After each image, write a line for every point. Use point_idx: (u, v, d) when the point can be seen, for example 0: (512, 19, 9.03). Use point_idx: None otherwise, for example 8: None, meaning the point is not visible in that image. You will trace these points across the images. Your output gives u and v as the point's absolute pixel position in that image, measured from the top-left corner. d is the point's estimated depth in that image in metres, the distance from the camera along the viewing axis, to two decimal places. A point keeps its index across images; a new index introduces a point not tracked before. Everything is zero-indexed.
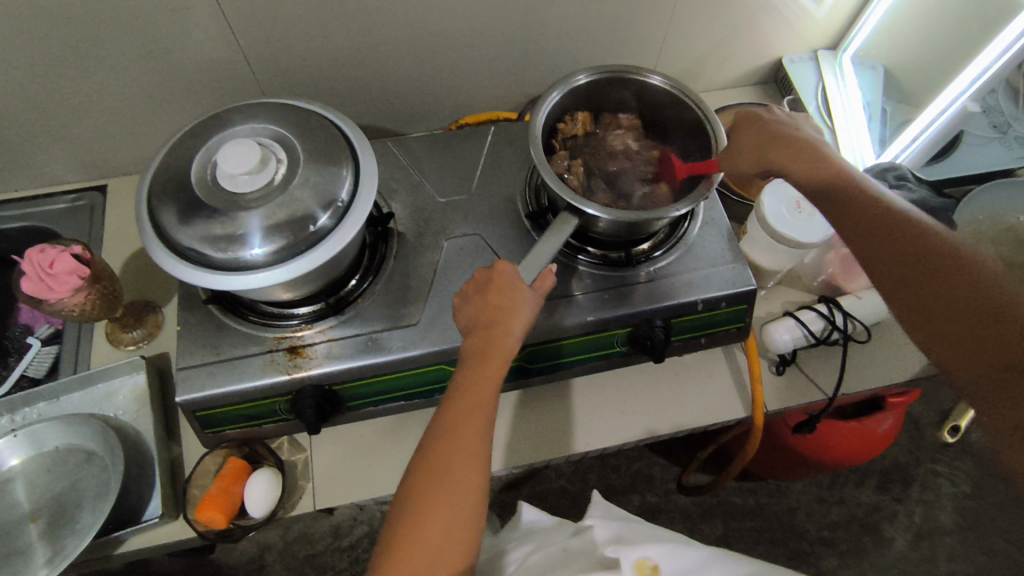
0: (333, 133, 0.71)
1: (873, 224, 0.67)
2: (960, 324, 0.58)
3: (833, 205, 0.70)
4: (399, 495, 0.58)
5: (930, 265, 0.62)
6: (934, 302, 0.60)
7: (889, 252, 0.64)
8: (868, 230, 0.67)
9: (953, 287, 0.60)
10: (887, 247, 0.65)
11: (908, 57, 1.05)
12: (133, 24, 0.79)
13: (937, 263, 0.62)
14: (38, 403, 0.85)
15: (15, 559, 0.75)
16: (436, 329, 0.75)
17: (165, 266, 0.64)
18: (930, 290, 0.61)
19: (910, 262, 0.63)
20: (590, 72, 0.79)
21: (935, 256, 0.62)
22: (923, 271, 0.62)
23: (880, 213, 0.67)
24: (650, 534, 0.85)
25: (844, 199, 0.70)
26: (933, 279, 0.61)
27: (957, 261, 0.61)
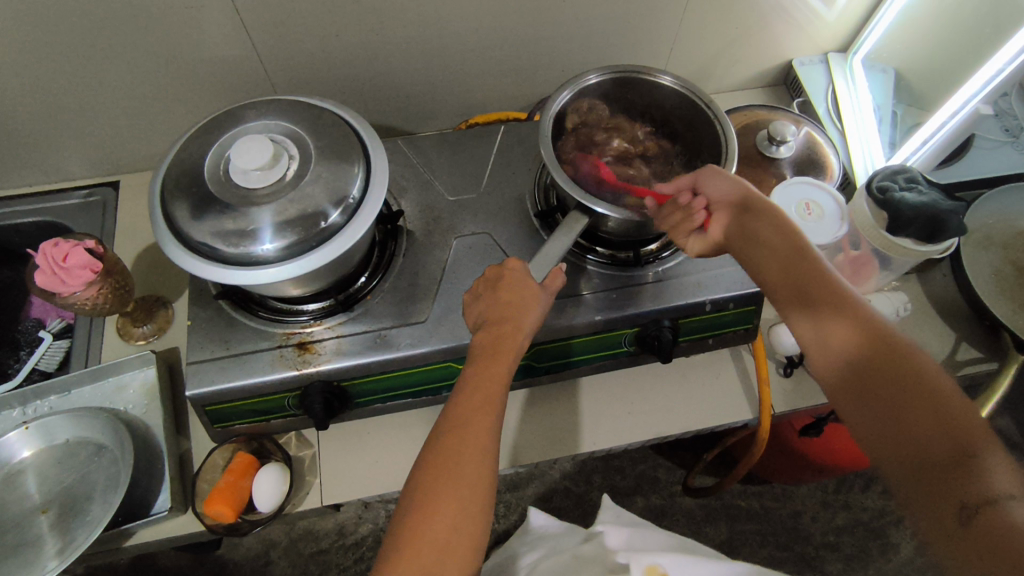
0: (344, 130, 0.71)
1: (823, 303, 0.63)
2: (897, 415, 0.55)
3: (786, 272, 0.67)
4: (407, 490, 0.59)
5: (874, 354, 0.59)
6: (868, 398, 0.57)
7: (835, 334, 0.61)
8: (819, 309, 0.63)
9: (889, 380, 0.57)
10: (835, 328, 0.62)
11: (919, 60, 1.05)
12: (147, 21, 0.80)
13: (880, 353, 0.58)
14: (49, 396, 0.85)
15: (26, 550, 0.76)
16: (445, 327, 0.76)
17: (177, 260, 0.64)
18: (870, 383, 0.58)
19: (852, 350, 0.60)
20: (600, 72, 0.80)
21: (877, 344, 0.59)
22: (863, 359, 0.59)
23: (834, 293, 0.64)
24: (658, 541, 0.85)
25: (799, 269, 0.66)
26: (873, 370, 0.58)
27: (897, 352, 0.58)
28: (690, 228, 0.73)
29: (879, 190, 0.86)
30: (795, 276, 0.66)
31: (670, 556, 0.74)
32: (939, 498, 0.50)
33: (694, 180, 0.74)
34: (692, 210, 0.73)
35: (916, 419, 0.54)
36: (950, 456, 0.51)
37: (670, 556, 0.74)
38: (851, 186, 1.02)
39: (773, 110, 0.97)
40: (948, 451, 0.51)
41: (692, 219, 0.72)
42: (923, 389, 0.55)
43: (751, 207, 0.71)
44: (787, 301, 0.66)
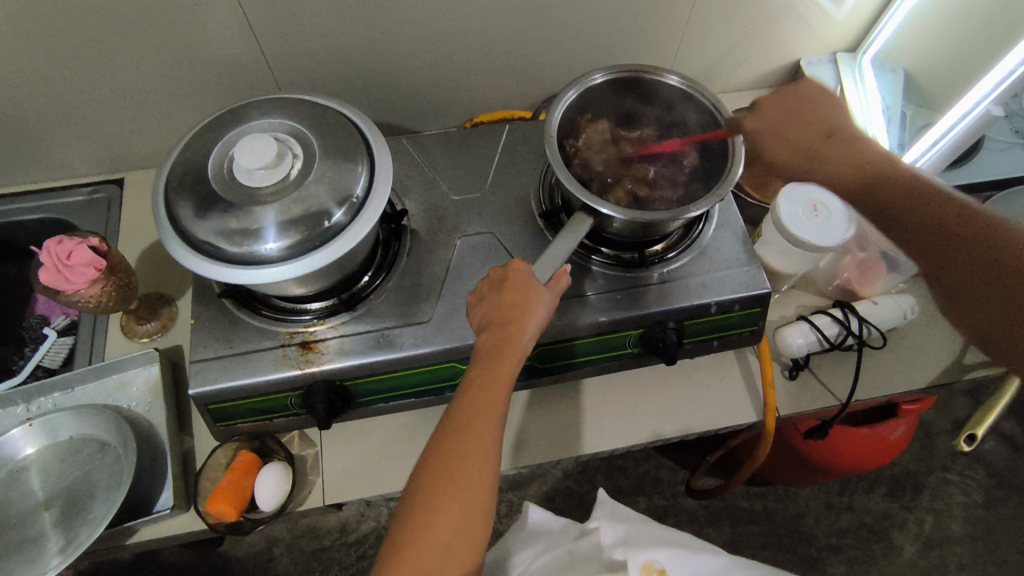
0: (349, 129, 0.71)
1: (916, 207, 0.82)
2: None
3: None
4: (409, 491, 0.58)
5: (958, 224, 0.80)
6: (963, 269, 0.79)
7: (921, 227, 0.81)
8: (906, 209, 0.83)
9: (986, 257, 0.77)
10: None
11: (932, 61, 1.04)
12: (152, 18, 0.80)
13: (958, 225, 0.80)
14: (53, 393, 0.85)
15: (29, 547, 0.76)
16: (448, 327, 0.75)
17: (180, 259, 0.64)
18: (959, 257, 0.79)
19: (933, 234, 0.81)
20: (606, 71, 0.79)
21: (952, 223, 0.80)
22: (942, 236, 0.80)
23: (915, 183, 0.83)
24: (655, 534, 0.84)
25: None
26: (960, 242, 0.79)
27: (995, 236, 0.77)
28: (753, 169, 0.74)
29: None
30: (897, 194, 0.84)
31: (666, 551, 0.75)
32: None
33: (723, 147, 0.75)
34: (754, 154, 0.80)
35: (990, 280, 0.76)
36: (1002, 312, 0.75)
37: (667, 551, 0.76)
38: None
39: None
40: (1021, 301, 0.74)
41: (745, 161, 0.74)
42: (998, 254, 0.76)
43: (842, 136, 0.88)
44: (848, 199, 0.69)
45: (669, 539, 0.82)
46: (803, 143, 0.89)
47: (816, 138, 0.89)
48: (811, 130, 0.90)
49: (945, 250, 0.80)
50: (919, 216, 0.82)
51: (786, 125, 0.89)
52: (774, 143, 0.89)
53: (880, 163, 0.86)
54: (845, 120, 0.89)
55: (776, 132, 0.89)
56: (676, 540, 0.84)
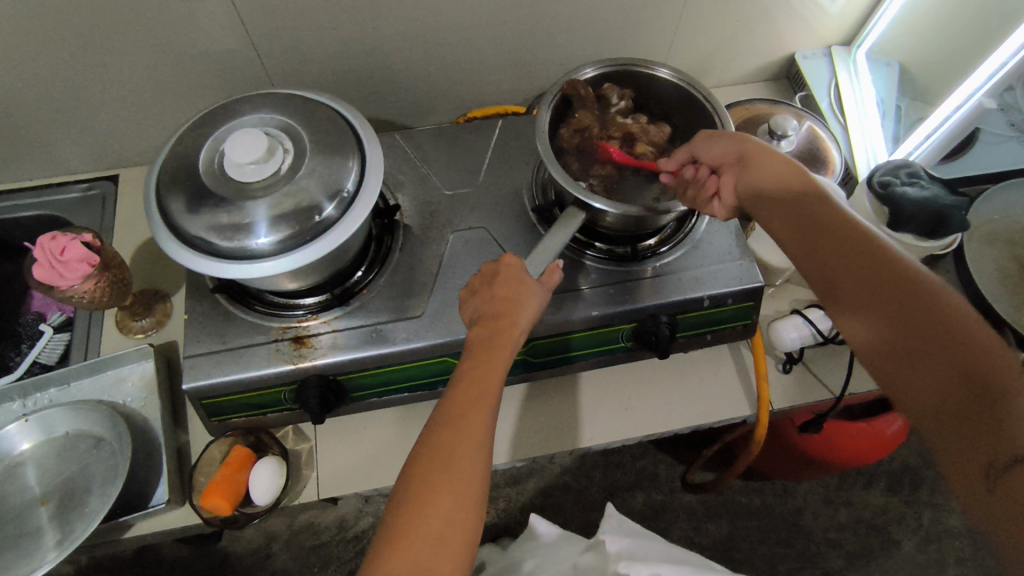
0: (340, 124, 0.71)
1: (883, 296, 0.57)
2: (924, 348, 0.53)
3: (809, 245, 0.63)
4: (402, 482, 0.58)
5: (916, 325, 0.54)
6: (932, 401, 0.51)
7: (885, 323, 0.56)
8: (872, 289, 0.57)
9: (951, 362, 0.51)
10: (878, 302, 0.57)
11: (926, 53, 1.03)
12: (143, 14, 0.80)
13: (945, 326, 0.53)
14: (49, 389, 0.86)
15: (25, 541, 0.76)
16: (441, 322, 0.76)
17: (172, 254, 0.64)
18: (929, 374, 0.52)
19: (901, 329, 0.55)
20: (597, 65, 0.79)
21: (923, 321, 0.54)
22: (915, 340, 0.54)
23: (886, 266, 0.58)
24: (657, 552, 0.87)
25: (840, 238, 0.62)
26: (931, 342, 0.53)
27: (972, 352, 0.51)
28: (705, 197, 0.72)
29: (881, 185, 0.86)
30: (847, 269, 0.60)
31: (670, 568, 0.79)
32: (973, 444, 0.47)
33: (691, 151, 0.74)
34: (703, 184, 0.73)
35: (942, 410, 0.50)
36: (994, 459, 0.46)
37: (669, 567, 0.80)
38: (852, 182, 1.01)
39: (774, 105, 0.97)
40: (999, 457, 0.46)
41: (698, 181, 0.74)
42: (988, 387, 0.49)
43: (756, 161, 0.69)
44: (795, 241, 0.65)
45: (672, 558, 0.86)
46: (735, 151, 0.71)
47: (779, 174, 0.68)
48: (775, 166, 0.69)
49: (895, 357, 0.54)
50: (888, 310, 0.56)
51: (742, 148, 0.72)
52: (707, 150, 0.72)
53: (838, 227, 0.62)
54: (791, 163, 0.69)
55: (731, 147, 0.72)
56: (677, 559, 0.87)
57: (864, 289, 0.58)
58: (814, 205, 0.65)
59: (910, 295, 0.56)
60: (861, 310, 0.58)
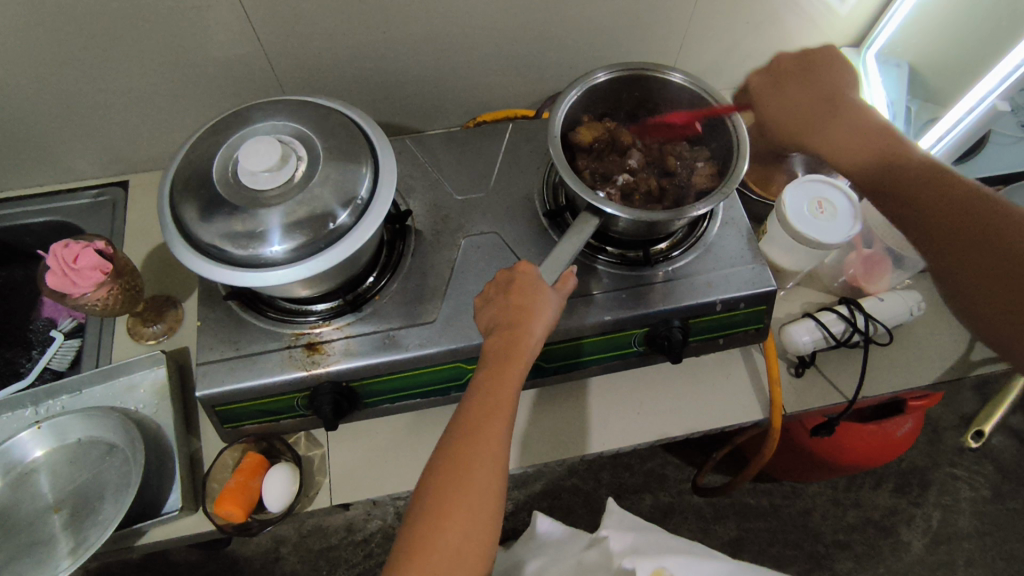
0: (353, 131, 0.71)
1: (973, 213, 0.73)
2: (964, 244, 0.72)
3: (877, 175, 0.80)
4: (418, 493, 0.58)
5: (973, 211, 0.73)
6: (981, 275, 0.71)
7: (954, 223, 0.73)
8: (937, 199, 0.75)
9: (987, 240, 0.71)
10: (942, 215, 0.74)
11: (935, 54, 1.04)
12: (155, 21, 0.80)
13: (951, 221, 0.73)
14: (61, 395, 0.86)
15: (39, 549, 0.76)
16: (454, 327, 0.75)
17: (186, 262, 0.64)
18: (972, 253, 0.72)
19: (961, 226, 0.73)
20: (609, 69, 0.78)
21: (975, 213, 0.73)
22: (961, 233, 0.73)
23: (966, 188, 0.75)
24: (663, 543, 0.89)
25: (888, 168, 0.79)
26: (970, 228, 0.72)
27: (983, 215, 0.72)
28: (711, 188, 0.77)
29: None
30: (868, 172, 0.81)
31: (674, 560, 0.82)
32: (994, 287, 0.70)
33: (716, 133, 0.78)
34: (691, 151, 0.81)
35: (956, 259, 0.73)
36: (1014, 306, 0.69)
37: (676, 560, 0.82)
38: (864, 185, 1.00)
39: None
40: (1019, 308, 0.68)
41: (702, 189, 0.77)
42: (981, 225, 0.72)
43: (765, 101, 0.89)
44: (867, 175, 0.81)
45: (678, 547, 0.87)
46: (786, 101, 0.88)
47: (801, 105, 0.87)
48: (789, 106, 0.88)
49: (962, 247, 0.72)
50: (963, 213, 0.73)
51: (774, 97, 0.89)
52: (770, 99, 0.89)
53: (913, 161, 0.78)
54: (849, 89, 0.87)
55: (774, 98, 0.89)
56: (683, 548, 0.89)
57: (941, 213, 0.74)
58: (864, 137, 0.82)
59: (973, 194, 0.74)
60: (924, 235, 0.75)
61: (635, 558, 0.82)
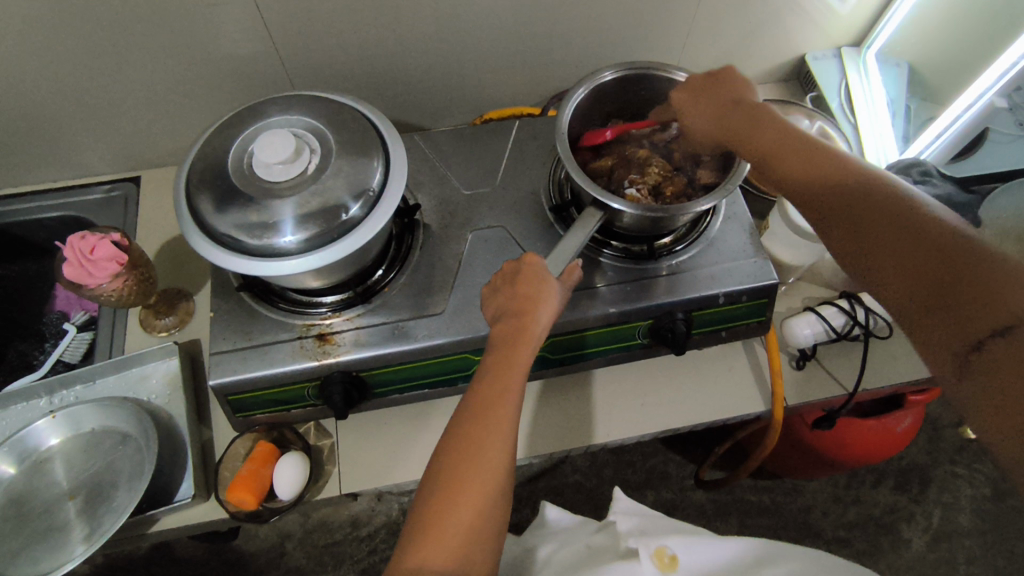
0: (365, 125, 0.72)
1: (909, 213, 0.56)
2: (903, 249, 0.54)
3: (813, 182, 0.63)
4: (430, 473, 0.60)
5: (905, 214, 0.56)
6: (900, 266, 0.54)
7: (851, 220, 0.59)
8: (850, 200, 0.60)
9: (924, 255, 0.53)
10: (872, 224, 0.57)
11: (934, 55, 1.06)
12: (170, 18, 0.82)
13: (908, 224, 0.55)
14: (75, 386, 0.87)
15: (54, 536, 0.78)
16: (461, 319, 0.77)
17: (202, 252, 0.66)
18: (909, 276, 0.53)
19: (903, 236, 0.55)
20: (616, 68, 0.80)
21: (914, 210, 0.56)
22: (909, 247, 0.54)
23: (860, 175, 0.62)
24: (669, 526, 0.89)
25: (812, 166, 0.64)
26: (928, 250, 0.53)
27: (944, 229, 0.53)
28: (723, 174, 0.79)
29: None
30: (809, 181, 0.64)
31: (676, 540, 0.80)
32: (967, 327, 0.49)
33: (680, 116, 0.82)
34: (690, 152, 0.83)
35: (909, 272, 0.54)
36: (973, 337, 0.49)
37: (679, 539, 0.80)
38: None
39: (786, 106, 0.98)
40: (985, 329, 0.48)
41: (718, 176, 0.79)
42: (934, 236, 0.53)
43: (737, 110, 0.73)
44: (806, 189, 0.64)
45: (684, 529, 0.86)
46: (728, 101, 0.75)
47: (717, 110, 0.75)
48: (717, 102, 0.75)
49: (879, 254, 0.56)
50: (863, 211, 0.59)
51: (716, 105, 0.75)
52: (694, 118, 0.76)
53: (852, 172, 0.62)
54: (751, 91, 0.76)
55: (693, 107, 0.77)
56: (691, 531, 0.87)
57: (856, 218, 0.59)
58: (787, 148, 0.67)
59: (894, 197, 0.58)
60: (845, 244, 0.59)
61: (637, 538, 0.81)
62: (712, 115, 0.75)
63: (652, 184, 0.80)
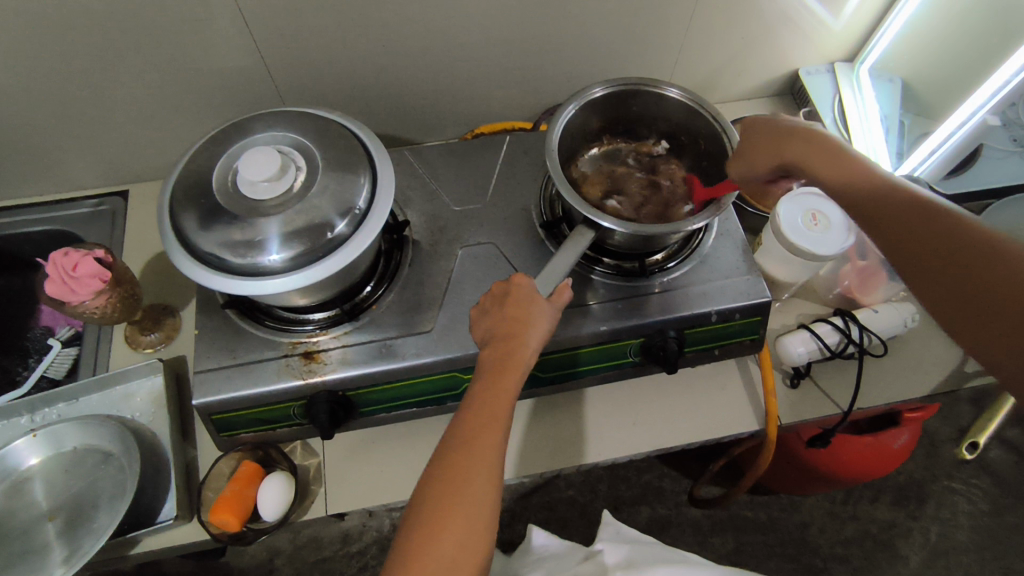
0: (351, 141, 0.72)
1: (979, 268, 0.52)
2: (966, 286, 0.53)
3: (881, 222, 0.60)
4: (413, 505, 0.58)
5: (987, 271, 0.52)
6: (966, 305, 0.53)
7: (932, 277, 0.55)
8: (914, 238, 0.57)
9: (998, 294, 0.51)
10: (940, 264, 0.55)
11: (927, 70, 1.06)
12: (158, 33, 0.81)
13: (973, 262, 0.53)
14: (57, 403, 0.86)
15: (32, 558, 0.76)
16: (450, 337, 0.76)
17: (185, 271, 0.65)
18: (975, 311, 0.52)
19: (966, 276, 0.53)
20: (606, 84, 0.79)
21: (990, 260, 0.52)
22: (973, 288, 0.52)
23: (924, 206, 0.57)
24: (659, 555, 0.88)
25: (881, 206, 0.60)
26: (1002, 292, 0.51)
27: (1006, 260, 0.51)
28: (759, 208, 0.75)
29: None
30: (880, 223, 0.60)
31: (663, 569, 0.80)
32: None
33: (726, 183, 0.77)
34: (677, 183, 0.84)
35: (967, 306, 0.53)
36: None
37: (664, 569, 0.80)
38: None
39: None
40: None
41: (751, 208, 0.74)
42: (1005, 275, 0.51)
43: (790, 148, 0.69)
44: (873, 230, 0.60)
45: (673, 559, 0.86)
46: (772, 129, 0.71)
47: (772, 138, 0.70)
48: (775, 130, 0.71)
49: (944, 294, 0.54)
50: (928, 252, 0.56)
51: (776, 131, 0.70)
52: (749, 143, 0.72)
53: (937, 218, 0.56)
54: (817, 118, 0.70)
55: (751, 137, 0.73)
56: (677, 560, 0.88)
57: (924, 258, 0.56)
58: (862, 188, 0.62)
59: (974, 237, 0.54)
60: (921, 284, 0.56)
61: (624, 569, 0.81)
62: (768, 144, 0.70)
63: (634, 205, 0.82)
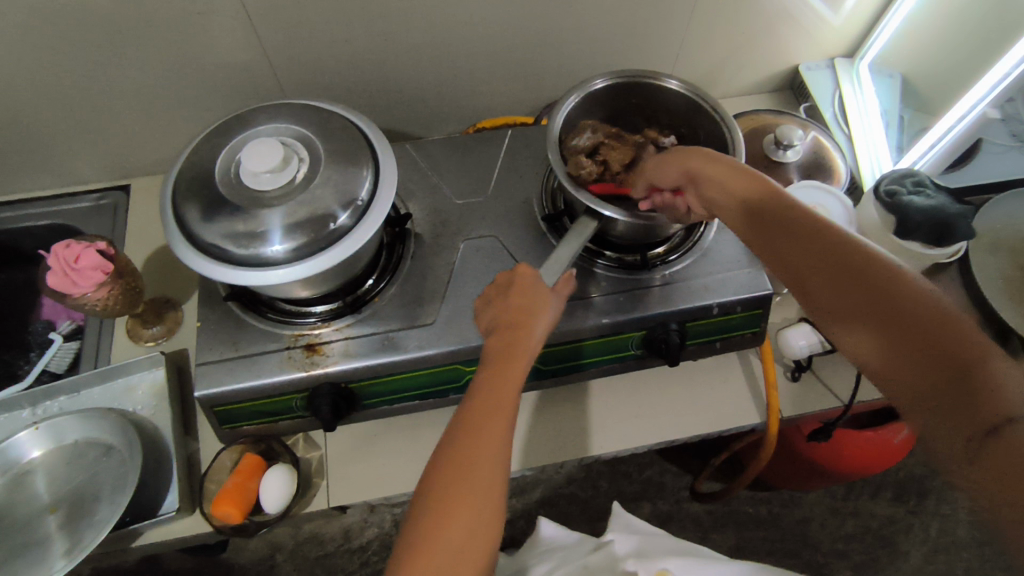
0: (353, 133, 0.72)
1: (898, 313, 0.51)
2: (886, 330, 0.51)
3: (804, 262, 0.58)
4: (421, 492, 0.58)
5: (902, 317, 0.51)
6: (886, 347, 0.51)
7: (853, 319, 0.53)
8: (836, 280, 0.55)
9: (914, 338, 0.49)
10: (859, 306, 0.53)
11: (926, 65, 1.05)
12: (160, 25, 0.81)
13: (890, 305, 0.52)
14: (59, 397, 0.86)
15: (34, 550, 0.76)
16: (452, 329, 0.76)
17: (188, 262, 0.65)
18: (893, 356, 0.50)
19: (883, 319, 0.51)
20: (607, 76, 0.80)
21: (905, 305, 0.51)
22: (893, 331, 0.51)
23: (845, 249, 0.56)
24: (668, 546, 0.92)
25: (805, 246, 0.58)
26: (917, 337, 0.49)
27: (922, 306, 0.50)
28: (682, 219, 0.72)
29: (887, 193, 0.87)
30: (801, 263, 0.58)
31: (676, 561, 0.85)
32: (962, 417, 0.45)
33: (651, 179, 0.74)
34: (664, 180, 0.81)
35: (884, 349, 0.51)
36: (975, 434, 0.44)
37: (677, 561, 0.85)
38: (857, 190, 1.02)
39: (779, 116, 0.98)
40: (977, 428, 0.44)
41: (675, 208, 0.72)
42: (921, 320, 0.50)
43: (704, 176, 0.67)
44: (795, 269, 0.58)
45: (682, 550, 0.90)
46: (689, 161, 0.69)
47: (696, 168, 0.68)
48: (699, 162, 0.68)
49: (863, 337, 0.52)
50: (848, 294, 0.54)
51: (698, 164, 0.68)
52: (674, 167, 0.69)
53: (858, 261, 0.55)
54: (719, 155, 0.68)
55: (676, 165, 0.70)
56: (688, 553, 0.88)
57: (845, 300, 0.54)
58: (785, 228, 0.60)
59: (892, 282, 0.53)
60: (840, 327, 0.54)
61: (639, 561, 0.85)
62: (693, 175, 0.68)
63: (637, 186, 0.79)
